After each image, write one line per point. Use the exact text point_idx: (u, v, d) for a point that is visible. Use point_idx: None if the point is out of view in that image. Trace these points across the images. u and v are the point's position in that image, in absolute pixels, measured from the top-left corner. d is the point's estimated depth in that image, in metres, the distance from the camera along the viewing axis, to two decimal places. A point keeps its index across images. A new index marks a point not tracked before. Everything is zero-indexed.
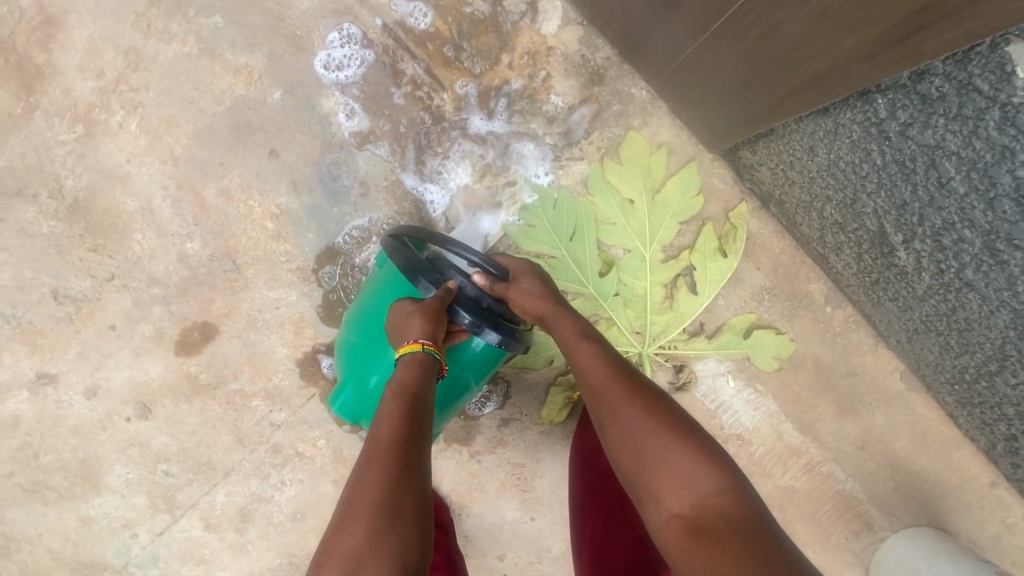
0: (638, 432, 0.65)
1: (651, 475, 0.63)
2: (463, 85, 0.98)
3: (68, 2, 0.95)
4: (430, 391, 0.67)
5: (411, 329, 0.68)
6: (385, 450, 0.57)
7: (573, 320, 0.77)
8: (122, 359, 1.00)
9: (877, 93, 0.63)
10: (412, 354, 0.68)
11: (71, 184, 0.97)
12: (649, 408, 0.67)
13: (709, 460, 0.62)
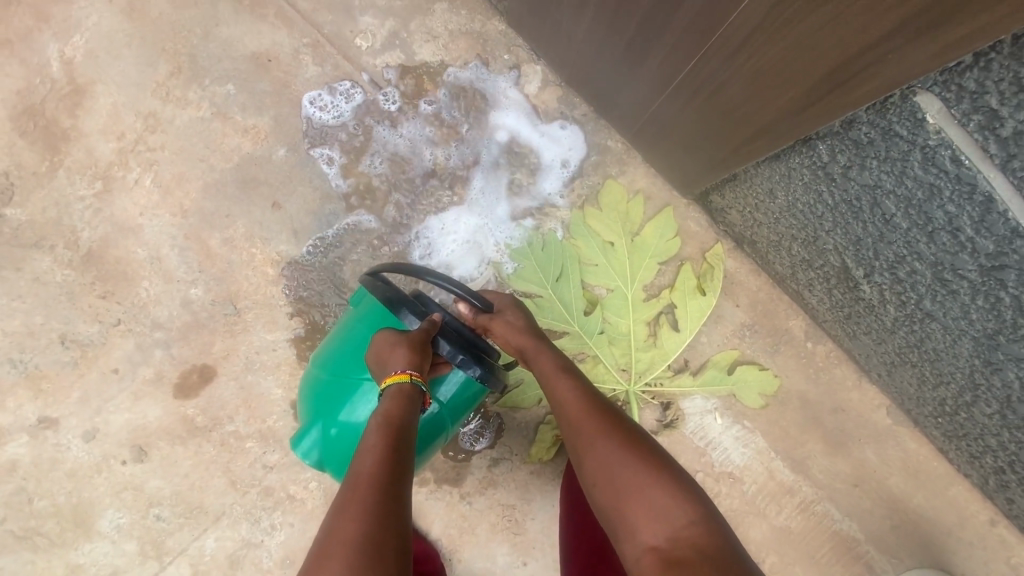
0: (614, 466, 0.68)
1: (626, 509, 0.65)
2: (429, 102, 1.07)
3: (96, 74, 1.05)
4: (413, 420, 0.69)
5: (396, 361, 0.71)
6: (366, 485, 0.60)
7: (552, 357, 0.81)
8: (122, 402, 1.03)
9: (818, 139, 0.70)
10: (399, 385, 0.70)
11: (86, 235, 1.04)
12: (625, 442, 0.70)
13: (682, 497, 0.64)
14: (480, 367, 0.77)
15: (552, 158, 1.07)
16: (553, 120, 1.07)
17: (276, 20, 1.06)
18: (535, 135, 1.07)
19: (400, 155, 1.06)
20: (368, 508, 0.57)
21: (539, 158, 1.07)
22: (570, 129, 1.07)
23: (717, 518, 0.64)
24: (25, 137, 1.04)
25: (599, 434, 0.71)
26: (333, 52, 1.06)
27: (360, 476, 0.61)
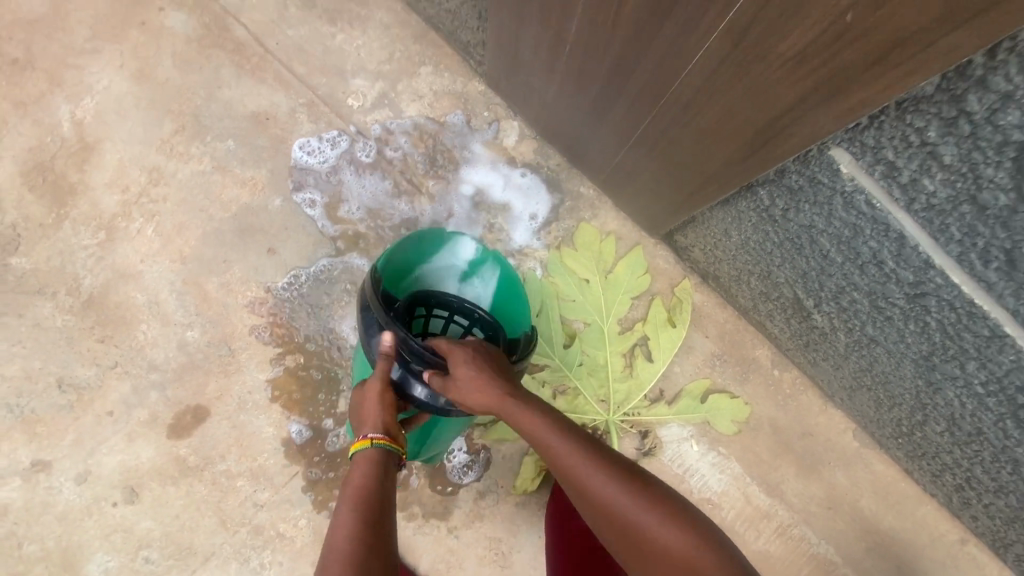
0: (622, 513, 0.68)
1: (641, 551, 0.67)
2: (394, 149, 1.15)
3: (104, 133, 1.13)
4: (387, 484, 0.68)
5: (365, 426, 0.73)
6: (340, 563, 0.57)
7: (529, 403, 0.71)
8: (115, 444, 1.06)
9: (758, 185, 0.79)
10: (362, 451, 0.70)
11: (88, 282, 1.09)
12: (626, 484, 0.70)
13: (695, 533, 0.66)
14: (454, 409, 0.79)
15: (522, 211, 1.16)
16: (517, 168, 1.17)
17: (275, 83, 1.15)
18: (503, 185, 1.16)
19: (379, 206, 1.14)
20: None
21: (509, 209, 1.16)
22: (530, 177, 1.17)
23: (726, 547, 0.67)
24: (34, 192, 1.11)
25: (599, 482, 0.69)
26: (328, 111, 1.15)
27: (333, 553, 0.59)
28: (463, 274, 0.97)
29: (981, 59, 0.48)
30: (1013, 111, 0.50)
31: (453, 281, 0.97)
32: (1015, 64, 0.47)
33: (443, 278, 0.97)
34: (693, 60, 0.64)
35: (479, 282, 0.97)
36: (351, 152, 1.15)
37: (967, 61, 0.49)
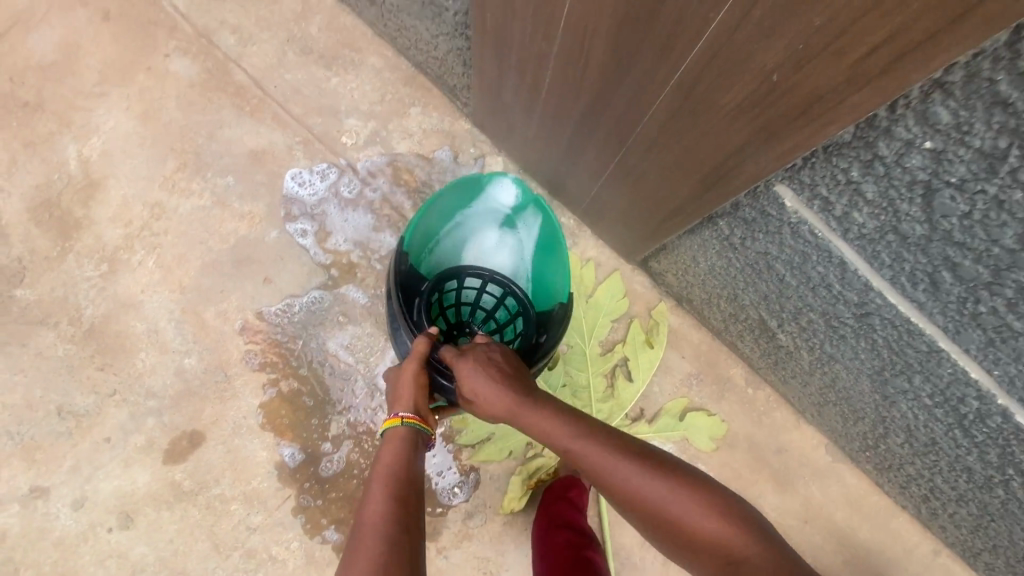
0: (650, 501, 0.66)
1: (676, 538, 0.65)
2: (371, 190, 1.21)
3: (109, 170, 1.19)
4: (414, 460, 0.74)
5: (398, 405, 0.80)
6: (373, 531, 0.64)
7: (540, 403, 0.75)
8: (112, 470, 1.09)
9: (718, 217, 0.86)
10: (393, 429, 0.77)
11: (89, 312, 1.14)
12: (653, 470, 0.68)
13: (732, 514, 0.64)
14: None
15: None
16: None
17: (273, 122, 1.22)
18: None
19: (365, 236, 1.20)
20: (379, 554, 0.61)
21: None
22: None
23: (769, 529, 0.64)
24: (40, 226, 1.16)
25: (624, 472, 0.68)
26: (323, 148, 1.22)
27: (367, 523, 0.65)
28: (504, 221, 1.03)
29: (884, 113, 0.56)
30: (916, 155, 0.57)
31: (494, 230, 1.03)
32: (911, 117, 0.55)
33: (483, 230, 1.03)
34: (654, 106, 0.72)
35: (520, 228, 1.03)
36: (337, 185, 1.21)
37: (874, 114, 0.57)
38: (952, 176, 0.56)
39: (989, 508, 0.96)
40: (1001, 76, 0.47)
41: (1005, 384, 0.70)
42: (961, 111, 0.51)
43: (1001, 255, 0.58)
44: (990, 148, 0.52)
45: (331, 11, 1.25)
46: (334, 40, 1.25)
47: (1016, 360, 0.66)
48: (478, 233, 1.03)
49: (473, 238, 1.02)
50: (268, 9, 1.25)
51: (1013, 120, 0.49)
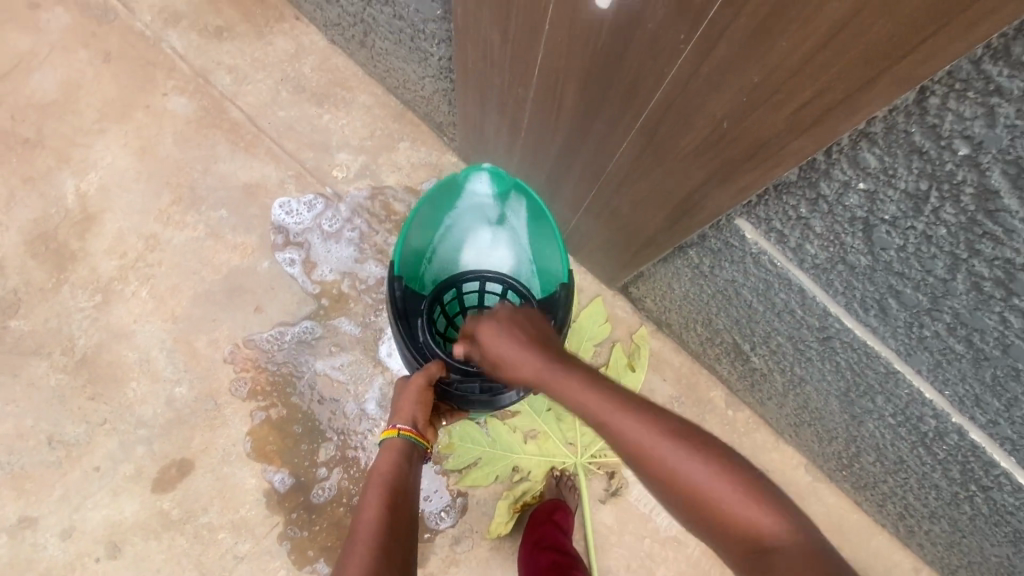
0: (680, 477, 0.59)
1: (704, 520, 0.58)
2: (349, 229, 1.25)
3: (106, 204, 1.23)
4: (408, 472, 0.77)
5: (398, 417, 0.83)
6: (364, 538, 0.66)
7: (561, 367, 0.71)
8: (100, 499, 1.10)
9: (688, 247, 0.91)
10: (391, 440, 0.80)
11: (82, 342, 1.16)
12: (688, 443, 0.61)
13: (772, 501, 0.57)
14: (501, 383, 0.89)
15: None
16: None
17: (266, 157, 1.27)
18: None
19: (351, 266, 1.23)
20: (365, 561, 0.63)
21: None
22: None
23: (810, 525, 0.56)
24: (36, 259, 1.19)
25: (652, 442, 0.61)
26: (314, 181, 1.26)
27: (359, 529, 0.68)
28: (491, 215, 1.05)
29: (822, 157, 0.63)
30: (853, 195, 0.64)
31: (485, 227, 1.06)
32: (844, 161, 0.62)
33: (475, 230, 1.06)
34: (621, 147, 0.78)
35: (508, 217, 1.05)
36: (322, 217, 1.25)
37: (813, 158, 0.64)
38: (885, 214, 0.63)
39: (960, 524, 0.99)
40: (914, 128, 0.55)
41: (956, 403, 0.76)
42: (886, 157, 0.59)
43: (936, 284, 0.64)
44: (914, 190, 0.59)
45: (323, 52, 1.32)
46: (326, 79, 1.31)
47: (962, 380, 0.72)
48: (470, 233, 1.06)
49: (467, 240, 1.06)
50: (263, 50, 1.31)
51: (929, 165, 0.56)
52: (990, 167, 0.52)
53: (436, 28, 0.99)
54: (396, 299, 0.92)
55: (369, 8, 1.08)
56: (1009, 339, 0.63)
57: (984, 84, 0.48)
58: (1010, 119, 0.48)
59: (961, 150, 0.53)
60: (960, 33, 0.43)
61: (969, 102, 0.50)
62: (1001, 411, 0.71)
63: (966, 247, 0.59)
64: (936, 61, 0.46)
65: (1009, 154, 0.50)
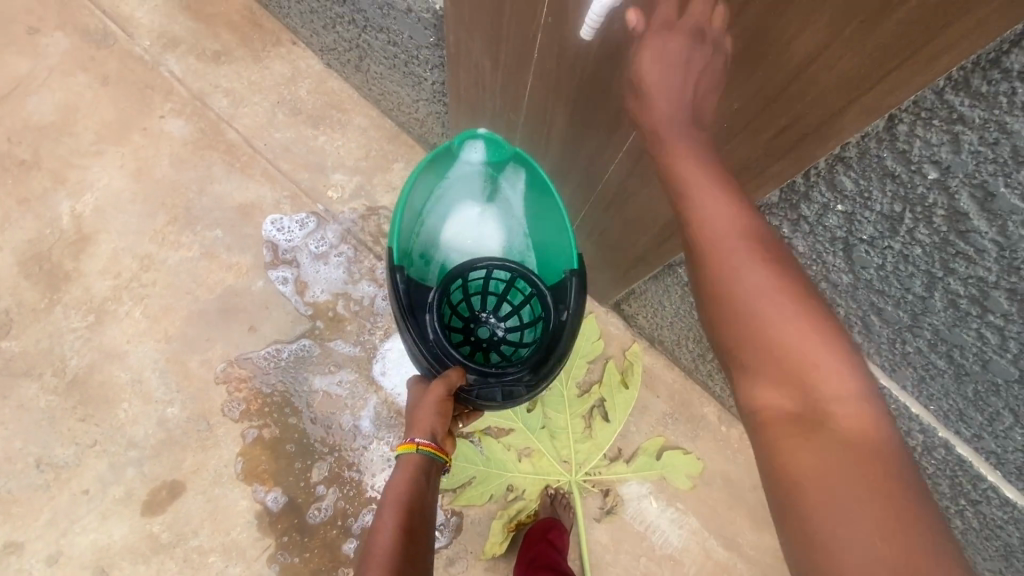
0: (777, 327, 0.52)
1: (769, 373, 0.52)
2: (342, 246, 1.26)
3: (101, 224, 1.24)
4: (424, 489, 0.73)
5: (415, 428, 0.75)
6: (379, 560, 0.66)
7: (714, 170, 0.59)
8: (89, 523, 1.09)
9: (677, 266, 0.97)
10: (408, 454, 0.74)
11: (74, 363, 1.16)
12: (802, 304, 0.53)
13: (866, 383, 0.51)
14: (517, 382, 0.78)
15: None
16: None
17: (262, 178, 1.28)
18: None
19: (341, 285, 1.24)
20: None
21: None
22: None
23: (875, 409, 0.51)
24: (29, 279, 1.19)
25: (764, 289, 0.54)
26: (309, 201, 1.27)
27: (375, 550, 0.67)
28: (482, 185, 0.92)
29: (801, 180, 0.66)
30: (832, 216, 0.66)
31: (474, 198, 0.93)
32: (822, 184, 0.64)
33: (463, 202, 0.92)
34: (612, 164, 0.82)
35: (501, 189, 0.92)
36: (313, 235, 1.26)
37: (792, 181, 0.67)
38: (863, 234, 0.65)
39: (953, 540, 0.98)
40: (886, 153, 0.57)
41: (941, 417, 0.77)
42: (861, 181, 0.61)
43: (916, 301, 0.67)
44: (889, 212, 0.61)
45: (319, 76, 1.34)
46: (321, 102, 1.33)
47: (946, 395, 0.74)
48: (458, 205, 0.92)
49: (455, 212, 0.92)
50: (260, 74, 1.33)
51: (902, 189, 0.58)
52: (958, 190, 0.55)
53: (430, 54, 1.02)
54: (399, 293, 0.80)
55: (364, 34, 1.11)
56: (987, 354, 0.65)
57: (948, 113, 0.51)
58: (975, 145, 0.51)
59: (931, 174, 0.55)
60: (921, 68, 0.47)
61: (936, 129, 0.52)
62: (984, 425, 0.73)
63: (941, 266, 0.61)
64: (903, 92, 0.50)
65: (975, 178, 0.53)
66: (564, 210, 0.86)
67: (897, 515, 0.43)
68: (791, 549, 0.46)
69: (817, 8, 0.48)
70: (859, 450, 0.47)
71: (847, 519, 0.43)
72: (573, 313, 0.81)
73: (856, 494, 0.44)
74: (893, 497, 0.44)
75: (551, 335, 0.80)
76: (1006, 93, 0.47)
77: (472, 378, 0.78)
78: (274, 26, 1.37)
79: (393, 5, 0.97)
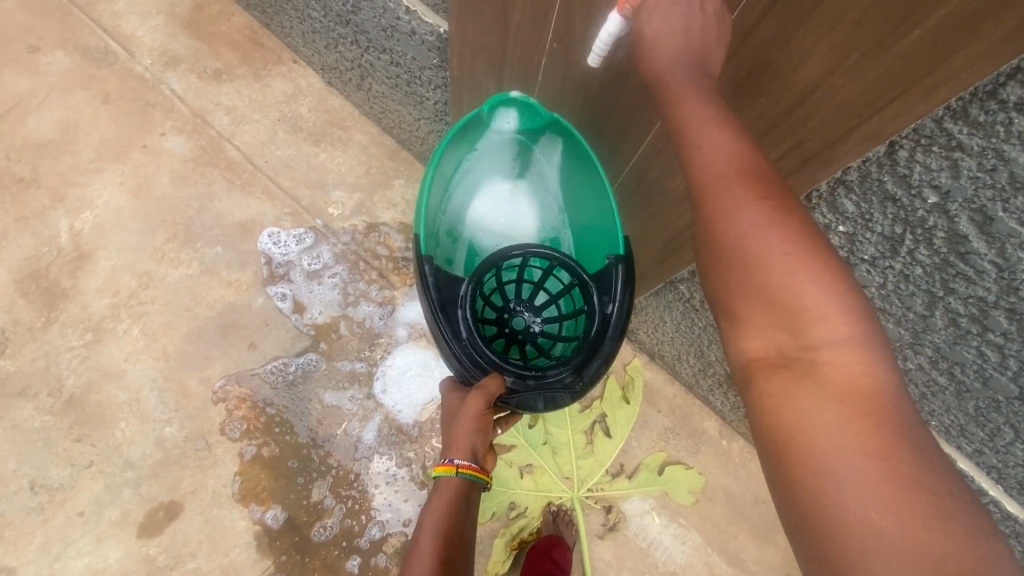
0: (761, 261, 0.52)
1: (760, 322, 0.53)
2: (337, 263, 1.26)
3: (99, 241, 1.23)
4: (464, 513, 0.75)
5: (454, 450, 0.77)
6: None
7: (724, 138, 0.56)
8: (83, 546, 1.07)
9: (678, 281, 0.98)
10: (447, 476, 0.76)
11: (70, 382, 1.14)
12: (799, 246, 0.51)
13: (865, 324, 0.49)
14: (558, 384, 0.76)
15: None
16: None
17: (263, 195, 1.28)
18: None
19: (337, 301, 1.23)
20: None
21: None
22: None
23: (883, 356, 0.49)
24: (26, 297, 1.18)
25: (752, 228, 0.53)
26: (309, 218, 1.27)
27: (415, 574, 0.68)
28: (515, 158, 0.87)
29: (803, 203, 0.68)
30: (834, 237, 0.68)
31: (506, 173, 0.89)
32: (824, 207, 0.66)
33: (492, 179, 0.89)
34: (620, 172, 0.86)
35: (538, 167, 0.88)
36: (310, 251, 1.26)
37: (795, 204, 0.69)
38: (864, 254, 0.67)
39: None
40: (887, 177, 0.59)
41: (942, 433, 0.78)
42: (862, 204, 0.63)
43: (917, 319, 0.68)
44: (890, 233, 0.63)
45: (320, 94, 1.36)
46: (322, 119, 1.34)
47: (947, 411, 0.75)
48: (489, 183, 0.88)
49: (487, 192, 0.88)
50: (261, 92, 1.34)
51: (902, 212, 0.60)
52: (958, 214, 0.56)
53: (433, 75, 1.03)
54: (428, 288, 0.79)
55: (366, 54, 1.12)
56: (988, 371, 0.66)
57: (947, 141, 0.53)
58: (973, 171, 0.53)
59: (931, 199, 0.57)
60: (922, 97, 0.50)
61: (935, 155, 0.54)
62: (986, 441, 0.74)
63: (942, 286, 0.62)
64: (902, 120, 0.53)
65: (974, 202, 0.54)
66: (613, 200, 0.82)
67: (887, 464, 0.43)
68: (779, 492, 0.48)
69: (821, 38, 0.51)
70: (848, 397, 0.47)
71: (832, 466, 0.44)
72: (619, 307, 0.78)
73: (844, 442, 0.45)
74: (882, 443, 0.44)
75: (596, 334, 0.77)
76: (1003, 122, 0.48)
77: (510, 382, 0.76)
78: (275, 44, 1.38)
79: (397, 27, 0.98)
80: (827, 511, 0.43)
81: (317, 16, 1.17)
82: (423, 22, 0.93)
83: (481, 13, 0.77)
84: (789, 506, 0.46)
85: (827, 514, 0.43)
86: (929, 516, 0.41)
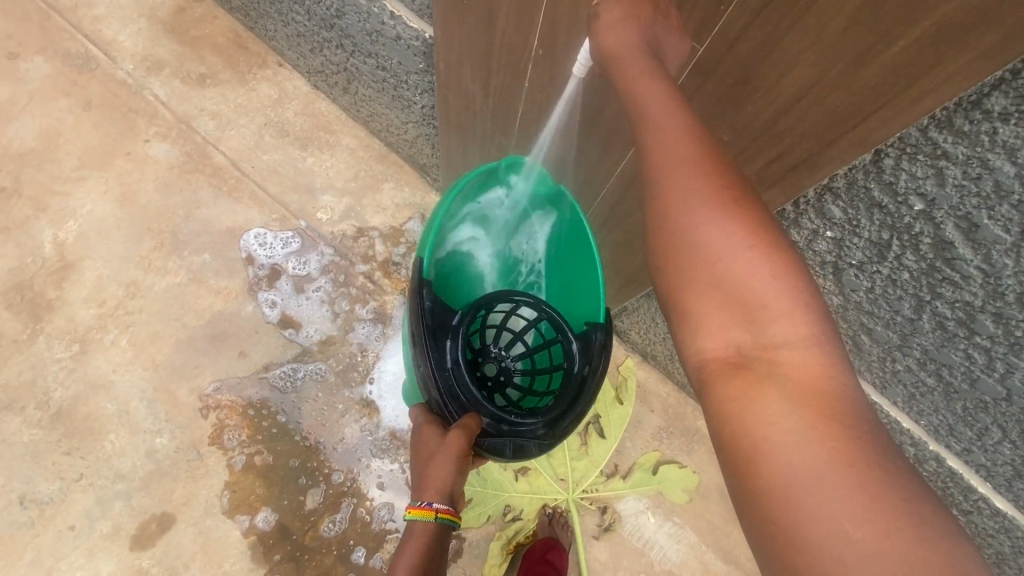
0: (711, 248, 0.51)
1: (716, 319, 0.51)
2: (326, 271, 1.24)
3: (84, 251, 1.21)
4: (435, 555, 0.77)
5: (430, 493, 0.77)
6: None
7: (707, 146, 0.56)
8: (75, 560, 1.06)
9: None
10: (424, 520, 0.77)
11: (58, 395, 1.13)
12: (759, 244, 0.51)
13: (820, 323, 0.50)
14: (530, 434, 0.76)
15: None
16: None
17: (250, 202, 1.27)
18: None
19: (326, 308, 1.23)
20: None
21: None
22: None
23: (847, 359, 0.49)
24: (11, 310, 1.17)
25: (703, 214, 0.52)
26: (296, 221, 1.26)
27: None
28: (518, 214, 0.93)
29: (791, 209, 0.68)
30: (822, 242, 0.68)
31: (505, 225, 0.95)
32: (811, 212, 0.66)
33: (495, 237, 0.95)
34: (608, 182, 0.86)
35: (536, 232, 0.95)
36: (297, 257, 1.24)
37: (783, 210, 0.69)
38: (852, 259, 0.67)
39: None
40: (873, 185, 0.59)
41: (931, 432, 0.79)
42: (849, 210, 0.63)
43: (905, 322, 0.68)
44: (877, 239, 0.63)
45: (307, 97, 1.34)
46: (309, 123, 1.33)
47: (935, 411, 0.76)
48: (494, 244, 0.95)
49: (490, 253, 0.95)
50: (246, 96, 1.33)
51: (889, 218, 0.60)
52: (944, 221, 0.56)
53: (419, 79, 1.02)
54: (424, 312, 0.78)
55: (352, 58, 1.11)
56: (975, 373, 0.66)
57: (932, 149, 0.53)
58: (959, 180, 0.53)
59: (917, 206, 0.57)
60: (905, 109, 0.50)
61: (920, 164, 0.54)
62: (974, 440, 0.75)
63: (929, 290, 0.63)
64: (886, 130, 0.53)
65: (960, 210, 0.54)
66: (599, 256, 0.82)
67: (853, 468, 0.42)
68: (735, 487, 0.46)
69: (803, 49, 0.51)
70: (809, 400, 0.46)
71: (794, 472, 0.43)
72: (597, 370, 0.79)
73: (809, 445, 0.43)
74: (846, 445, 0.43)
75: (572, 393, 0.77)
76: (988, 132, 0.49)
77: (485, 424, 0.76)
78: (260, 48, 1.36)
79: (382, 33, 0.97)
80: (792, 513, 0.42)
81: (301, 21, 1.15)
82: (407, 28, 0.93)
83: (466, 20, 0.76)
84: (752, 515, 0.44)
85: (797, 527, 0.41)
86: (896, 521, 0.39)
